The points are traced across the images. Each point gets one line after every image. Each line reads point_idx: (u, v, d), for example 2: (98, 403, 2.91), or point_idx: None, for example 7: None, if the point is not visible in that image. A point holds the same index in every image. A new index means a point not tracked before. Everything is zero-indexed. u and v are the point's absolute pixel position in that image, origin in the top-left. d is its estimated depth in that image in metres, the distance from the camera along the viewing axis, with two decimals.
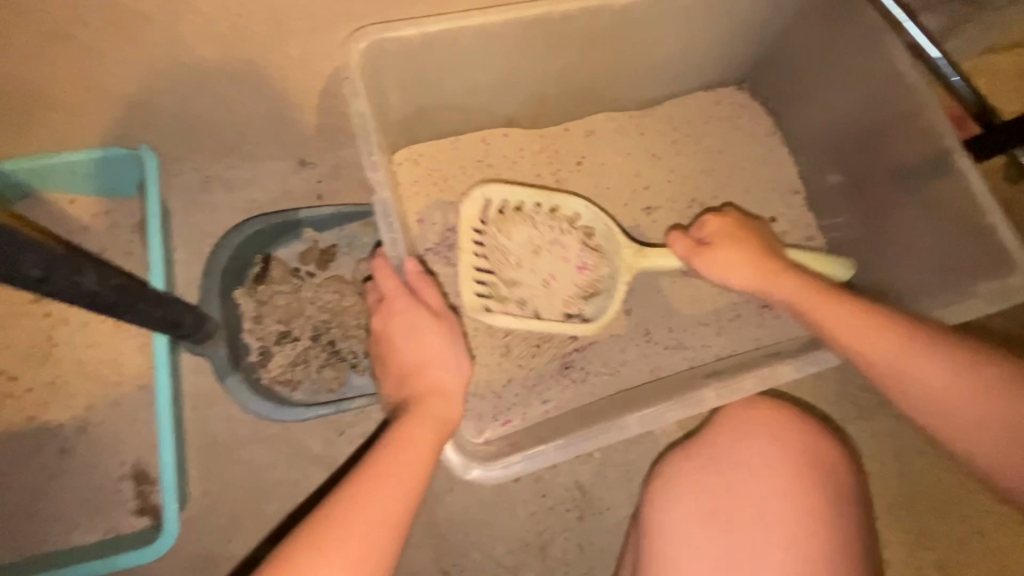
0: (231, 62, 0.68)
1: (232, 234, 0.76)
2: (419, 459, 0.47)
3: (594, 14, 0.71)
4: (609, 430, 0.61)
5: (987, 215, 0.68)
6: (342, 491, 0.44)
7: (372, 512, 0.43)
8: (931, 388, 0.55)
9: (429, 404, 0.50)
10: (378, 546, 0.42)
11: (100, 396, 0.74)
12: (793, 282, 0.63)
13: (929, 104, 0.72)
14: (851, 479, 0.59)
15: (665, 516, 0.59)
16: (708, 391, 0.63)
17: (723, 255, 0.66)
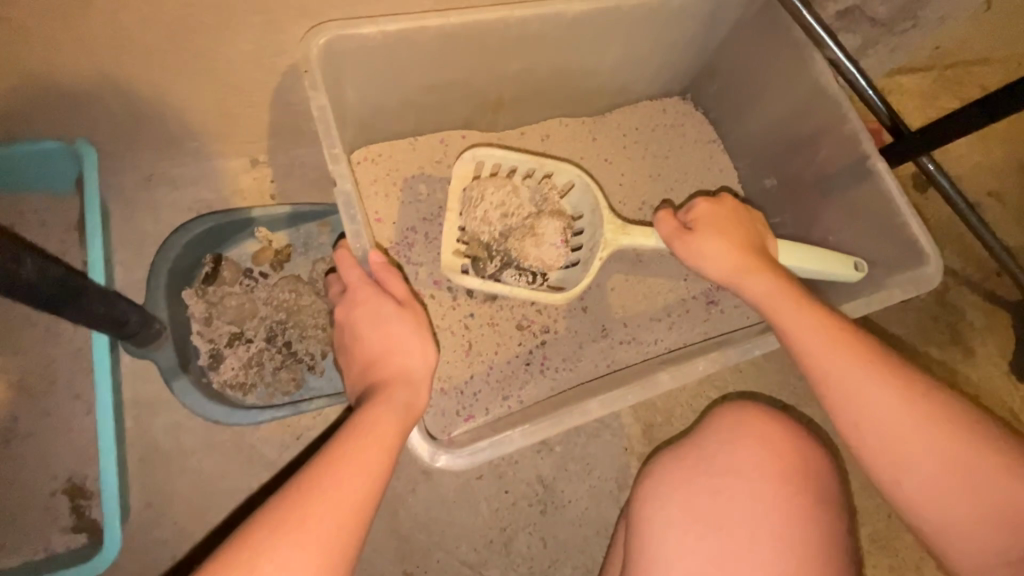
0: (182, 55, 0.66)
1: (181, 230, 0.73)
2: (388, 438, 0.48)
3: (552, 22, 0.74)
4: (571, 414, 0.64)
5: (901, 214, 0.76)
6: (312, 471, 0.44)
7: (343, 492, 0.43)
8: (873, 418, 0.58)
9: (396, 391, 0.50)
10: (350, 522, 0.43)
11: (28, 405, 0.69)
12: (773, 295, 0.64)
13: (848, 112, 0.79)
14: (821, 457, 0.63)
15: (655, 516, 0.61)
16: (663, 374, 0.66)
17: (704, 247, 0.68)
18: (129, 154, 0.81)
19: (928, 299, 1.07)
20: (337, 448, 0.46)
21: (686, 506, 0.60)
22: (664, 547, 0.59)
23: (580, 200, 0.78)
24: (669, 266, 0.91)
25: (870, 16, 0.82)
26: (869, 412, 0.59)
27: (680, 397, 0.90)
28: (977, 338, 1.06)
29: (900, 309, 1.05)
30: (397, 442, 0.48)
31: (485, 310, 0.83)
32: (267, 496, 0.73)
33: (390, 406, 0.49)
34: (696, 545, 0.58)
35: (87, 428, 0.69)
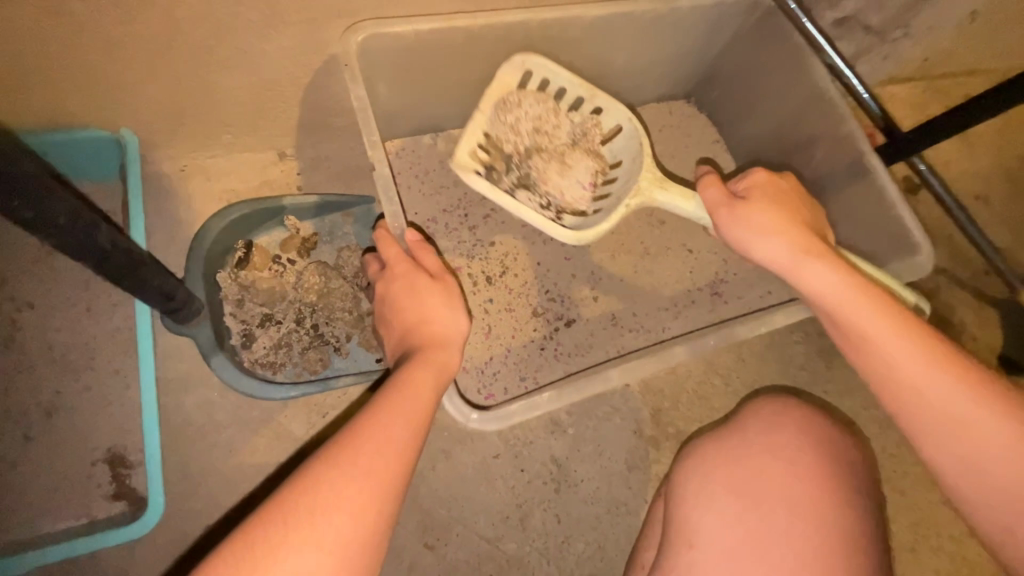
0: (225, 50, 0.70)
1: (217, 215, 0.77)
2: (427, 391, 0.52)
3: (570, 25, 0.79)
4: (593, 379, 0.71)
5: (894, 208, 0.81)
6: (362, 420, 0.49)
7: (388, 441, 0.47)
8: (918, 398, 0.57)
9: (432, 354, 0.55)
10: (395, 467, 0.46)
11: (69, 380, 0.72)
12: (839, 281, 0.60)
13: (846, 113, 0.84)
14: (839, 440, 0.68)
15: (697, 491, 0.65)
16: (678, 348, 0.72)
17: (754, 217, 0.65)
18: (164, 145, 0.85)
19: (920, 295, 1.12)
20: (379, 403, 0.50)
21: (729, 483, 0.64)
22: (705, 517, 0.63)
23: (621, 149, 0.80)
24: (674, 259, 0.97)
25: (865, 25, 0.88)
26: (917, 388, 0.57)
27: (686, 383, 0.95)
28: (967, 333, 1.11)
29: None
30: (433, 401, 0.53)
31: (504, 296, 0.87)
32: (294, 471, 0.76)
33: (430, 364, 0.54)
34: (738, 520, 0.61)
35: (126, 402, 0.73)
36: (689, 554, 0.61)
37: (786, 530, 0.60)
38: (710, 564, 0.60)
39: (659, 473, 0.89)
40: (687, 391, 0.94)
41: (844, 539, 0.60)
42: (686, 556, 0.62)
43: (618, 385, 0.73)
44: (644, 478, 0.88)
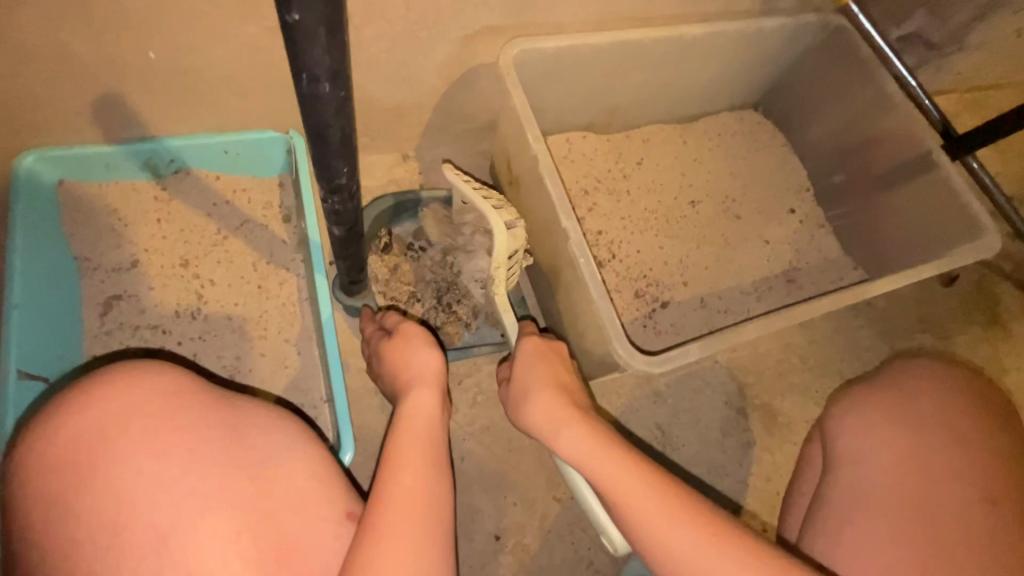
0: (389, 62, 0.83)
1: (369, 207, 0.91)
2: (425, 412, 0.67)
3: (676, 41, 0.92)
4: (734, 333, 0.78)
5: (963, 195, 0.90)
6: (389, 453, 0.61)
7: (413, 446, 0.62)
8: (671, 556, 0.55)
9: (420, 389, 0.69)
10: (429, 465, 0.60)
11: (248, 348, 0.84)
12: (558, 408, 0.67)
13: (914, 115, 0.95)
14: (981, 387, 0.78)
15: (853, 422, 0.76)
16: (798, 310, 0.81)
17: (519, 395, 0.71)
18: None
19: (970, 285, 1.22)
20: (392, 440, 0.63)
21: (887, 415, 0.74)
22: (853, 439, 0.75)
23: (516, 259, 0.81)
24: (753, 249, 1.08)
25: (925, 41, 1.01)
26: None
27: (767, 360, 1.05)
28: (1015, 320, 1.21)
29: (946, 292, 1.21)
30: (434, 415, 0.67)
31: (611, 280, 1.00)
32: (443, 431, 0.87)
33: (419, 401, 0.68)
34: (889, 445, 0.72)
35: (297, 366, 0.84)
36: (854, 469, 0.73)
37: (935, 462, 0.70)
38: (872, 476, 0.71)
39: (751, 439, 0.99)
40: (769, 367, 1.05)
41: (993, 459, 0.71)
42: (847, 474, 0.73)
43: (754, 340, 0.79)
44: (737, 443, 0.98)
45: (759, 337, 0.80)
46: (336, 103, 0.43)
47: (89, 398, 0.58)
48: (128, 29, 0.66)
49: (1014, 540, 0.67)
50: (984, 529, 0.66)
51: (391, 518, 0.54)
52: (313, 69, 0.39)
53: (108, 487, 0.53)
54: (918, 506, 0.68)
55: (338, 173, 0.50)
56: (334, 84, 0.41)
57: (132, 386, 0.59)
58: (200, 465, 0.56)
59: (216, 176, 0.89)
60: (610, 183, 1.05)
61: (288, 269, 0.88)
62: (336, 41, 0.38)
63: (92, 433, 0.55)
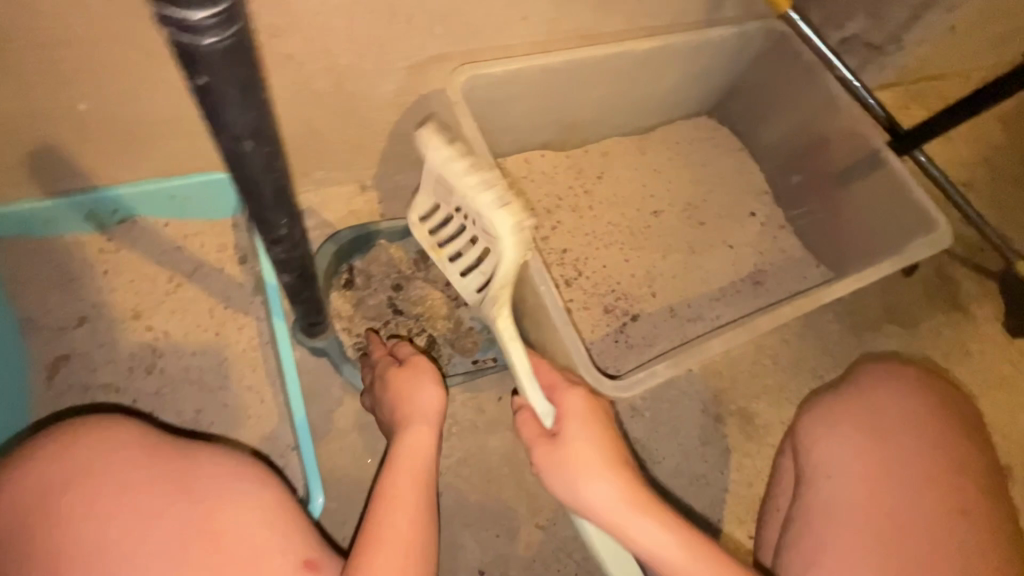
0: (337, 95, 0.82)
1: (327, 242, 0.88)
2: (420, 452, 0.67)
3: (625, 57, 0.92)
4: (697, 352, 0.79)
5: (911, 192, 0.92)
6: (384, 498, 0.64)
7: (405, 489, 0.64)
8: None
9: (415, 426, 0.69)
10: (416, 507, 0.63)
11: (208, 399, 0.81)
12: (616, 490, 0.67)
13: (859, 115, 0.97)
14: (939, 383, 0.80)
15: (822, 430, 0.76)
16: (763, 317, 0.82)
17: (567, 461, 0.69)
18: None
19: (931, 273, 1.25)
20: (387, 481, 0.65)
21: (854, 423, 0.75)
22: (824, 446, 0.75)
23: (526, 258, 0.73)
24: (718, 255, 1.09)
25: (865, 42, 1.03)
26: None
27: (740, 365, 1.06)
28: (974, 304, 1.24)
29: (909, 282, 1.23)
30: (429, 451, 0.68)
31: (579, 298, 1.00)
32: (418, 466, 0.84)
33: (415, 443, 0.68)
34: (857, 453, 0.72)
35: (262, 413, 0.82)
36: (828, 483, 0.72)
37: (904, 469, 0.71)
38: (845, 490, 0.71)
39: (730, 445, 0.99)
40: (743, 371, 1.05)
41: (954, 449, 0.72)
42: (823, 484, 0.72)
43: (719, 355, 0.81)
44: (717, 451, 0.98)
45: (725, 351, 0.81)
46: (264, 159, 0.41)
47: (41, 460, 0.62)
48: (52, 82, 0.63)
49: (984, 547, 0.68)
50: (953, 540, 0.67)
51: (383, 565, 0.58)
52: (234, 130, 0.37)
53: (58, 550, 0.57)
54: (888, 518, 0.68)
55: (277, 225, 0.48)
56: (259, 142, 0.39)
57: (82, 446, 0.63)
58: (154, 522, 0.60)
59: (165, 223, 0.86)
60: (572, 200, 1.05)
61: (247, 313, 0.85)
62: (253, 99, 0.36)
63: (44, 494, 0.60)
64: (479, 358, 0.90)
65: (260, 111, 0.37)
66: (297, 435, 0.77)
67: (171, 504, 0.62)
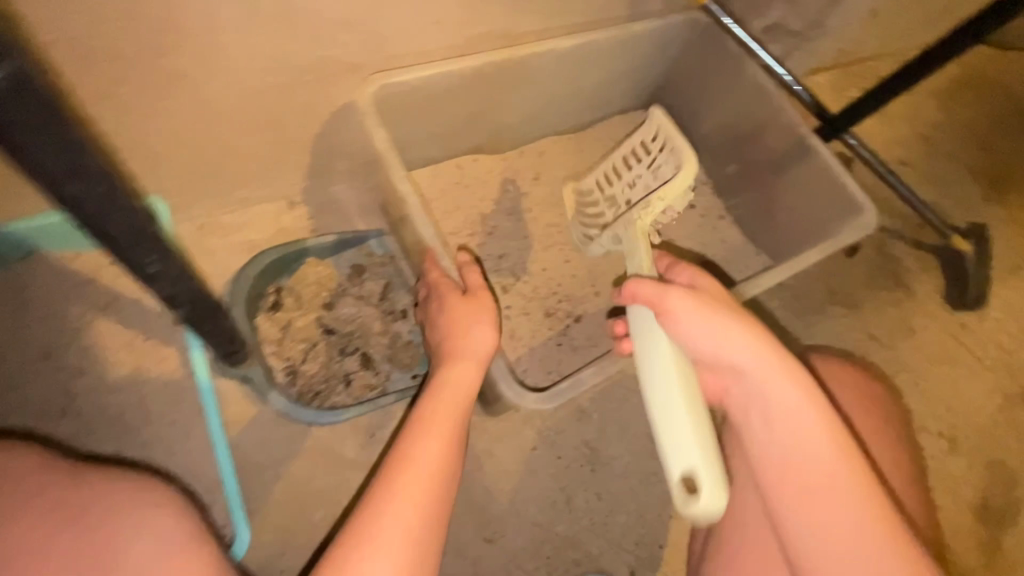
0: (244, 110, 0.77)
1: (250, 264, 0.84)
2: (460, 398, 0.64)
3: (547, 55, 0.90)
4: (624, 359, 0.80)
5: (838, 178, 0.93)
6: (407, 437, 0.59)
7: (442, 425, 0.60)
8: (845, 515, 0.54)
9: (461, 363, 0.67)
10: (448, 445, 0.59)
11: (129, 439, 0.77)
12: (750, 344, 0.59)
13: (785, 104, 0.97)
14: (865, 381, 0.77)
15: (748, 428, 0.72)
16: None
17: (682, 321, 0.61)
18: (181, 206, 0.90)
19: (873, 252, 1.27)
20: (414, 422, 0.61)
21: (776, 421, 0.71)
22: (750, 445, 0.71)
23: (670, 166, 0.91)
24: (660, 250, 1.09)
25: (789, 29, 1.04)
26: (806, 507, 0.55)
27: None
28: (915, 279, 1.26)
29: (852, 262, 1.24)
30: (467, 403, 0.65)
31: (520, 303, 0.98)
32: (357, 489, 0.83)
33: (453, 388, 0.64)
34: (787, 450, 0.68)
35: (188, 451, 0.79)
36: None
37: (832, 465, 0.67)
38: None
39: None
40: None
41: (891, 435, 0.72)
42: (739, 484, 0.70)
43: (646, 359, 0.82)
44: None
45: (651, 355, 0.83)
46: (104, 199, 0.41)
47: None
48: None
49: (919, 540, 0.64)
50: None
51: (397, 489, 0.54)
52: (55, 174, 0.37)
53: None
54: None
55: (147, 261, 0.48)
56: (89, 182, 0.39)
57: None
58: (44, 560, 0.53)
59: (74, 255, 0.82)
60: (508, 204, 1.03)
61: (168, 344, 0.81)
62: (68, 139, 0.36)
63: None
64: (419, 372, 0.88)
65: (79, 152, 0.37)
66: (222, 482, 0.77)
67: (61, 536, 0.55)
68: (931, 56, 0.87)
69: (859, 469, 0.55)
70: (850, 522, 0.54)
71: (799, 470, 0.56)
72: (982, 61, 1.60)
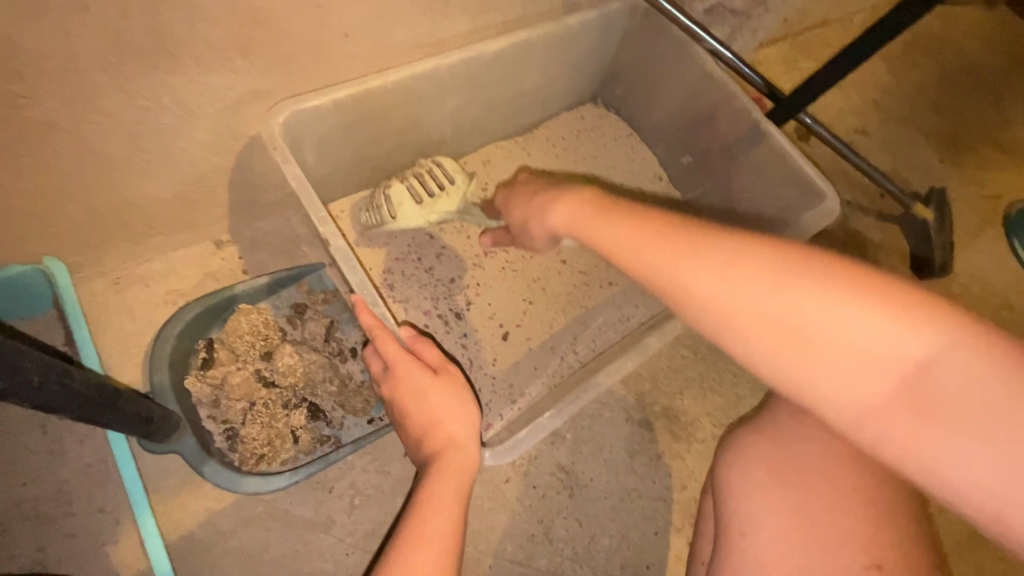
0: (140, 156, 0.69)
1: (170, 321, 0.75)
2: (450, 500, 0.57)
3: (477, 60, 0.83)
4: (587, 390, 0.76)
5: (795, 163, 0.88)
6: (399, 550, 0.52)
7: (433, 532, 0.54)
8: (872, 379, 0.47)
9: (449, 457, 0.59)
10: (445, 556, 0.53)
11: (57, 532, 0.71)
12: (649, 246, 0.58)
13: (734, 89, 0.91)
14: None
15: (743, 477, 0.67)
16: (651, 337, 0.78)
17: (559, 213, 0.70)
18: (89, 264, 0.81)
19: (837, 229, 1.24)
20: (409, 525, 0.55)
21: (774, 469, 0.65)
22: (752, 502, 0.65)
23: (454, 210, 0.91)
24: None
25: (731, 9, 0.98)
26: (791, 356, 0.49)
27: (660, 362, 1.00)
28: (880, 252, 1.24)
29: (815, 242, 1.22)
30: (459, 506, 0.57)
31: (477, 328, 0.92)
32: (318, 553, 0.77)
33: (446, 480, 0.58)
34: (787, 506, 0.63)
35: (124, 536, 0.73)
36: (741, 543, 0.63)
37: (850, 511, 0.62)
38: (764, 543, 0.62)
39: (660, 450, 0.95)
40: (663, 368, 1.00)
41: None
42: (738, 543, 0.64)
43: (611, 386, 0.78)
44: (646, 459, 0.94)
45: (617, 381, 0.78)
46: None
47: None
48: None
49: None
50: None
51: None
52: None
53: None
54: (816, 526, 0.61)
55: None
56: None
57: None
58: None
59: None
60: (456, 222, 0.97)
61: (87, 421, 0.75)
62: None
63: None
64: (375, 416, 0.82)
65: None
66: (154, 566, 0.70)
67: None
68: (882, 29, 0.83)
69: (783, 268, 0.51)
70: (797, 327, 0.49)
71: (832, 385, 0.48)
72: (931, 19, 1.58)
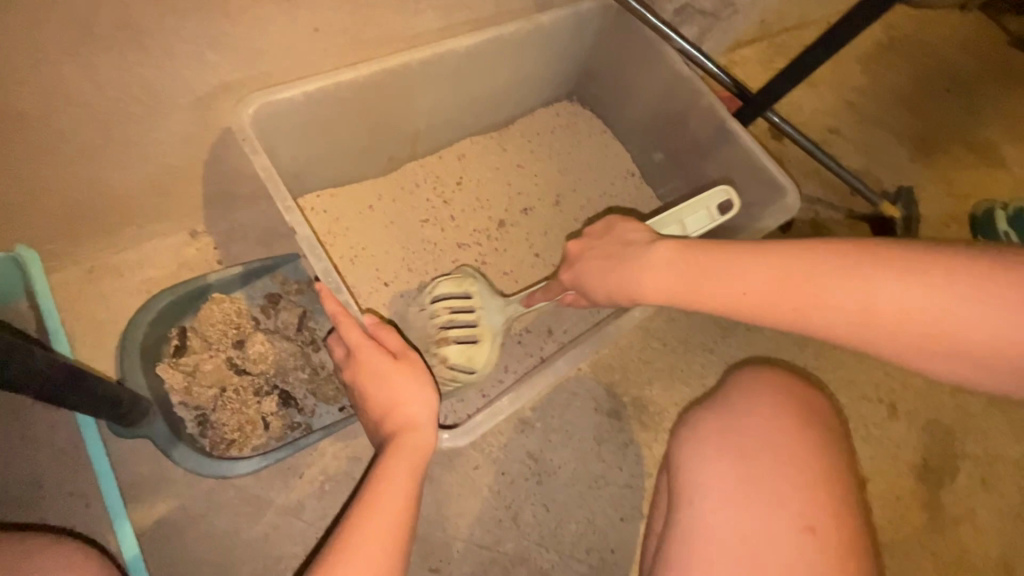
0: (113, 147, 0.70)
1: (143, 309, 0.77)
2: (404, 478, 0.59)
3: (449, 57, 0.84)
4: (547, 375, 0.77)
5: (758, 161, 0.90)
6: (351, 523, 0.54)
7: (384, 508, 0.56)
8: (897, 321, 0.53)
9: (406, 437, 0.61)
10: (396, 530, 0.55)
11: (28, 515, 0.72)
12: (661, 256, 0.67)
13: (701, 88, 0.94)
14: (822, 402, 0.74)
15: (686, 448, 0.70)
16: (611, 326, 0.81)
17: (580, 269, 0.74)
18: (63, 253, 0.82)
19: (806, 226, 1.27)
20: (362, 500, 0.57)
21: (714, 440, 0.68)
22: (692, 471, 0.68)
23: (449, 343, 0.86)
24: None
25: (699, 9, 1.01)
26: (859, 335, 0.55)
27: (629, 353, 1.02)
28: None
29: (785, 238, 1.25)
30: (413, 484, 0.59)
31: None
32: (287, 536, 0.79)
33: (400, 460, 0.59)
34: (725, 473, 0.66)
35: (95, 520, 0.74)
36: (685, 507, 0.67)
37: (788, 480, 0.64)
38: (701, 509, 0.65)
39: (628, 438, 0.97)
40: (633, 359, 1.02)
41: (825, 426, 0.70)
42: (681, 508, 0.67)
43: (572, 372, 0.80)
44: (614, 448, 0.96)
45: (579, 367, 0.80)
46: None
47: None
48: None
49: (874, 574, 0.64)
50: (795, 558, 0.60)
51: None
52: None
53: None
54: (750, 494, 0.64)
55: None
56: None
57: None
58: None
59: None
60: (430, 215, 0.99)
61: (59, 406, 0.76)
62: None
63: None
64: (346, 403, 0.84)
65: None
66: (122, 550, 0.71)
67: None
68: (842, 31, 0.85)
69: (851, 263, 0.55)
70: (931, 319, 0.51)
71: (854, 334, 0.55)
72: (903, 21, 1.61)
